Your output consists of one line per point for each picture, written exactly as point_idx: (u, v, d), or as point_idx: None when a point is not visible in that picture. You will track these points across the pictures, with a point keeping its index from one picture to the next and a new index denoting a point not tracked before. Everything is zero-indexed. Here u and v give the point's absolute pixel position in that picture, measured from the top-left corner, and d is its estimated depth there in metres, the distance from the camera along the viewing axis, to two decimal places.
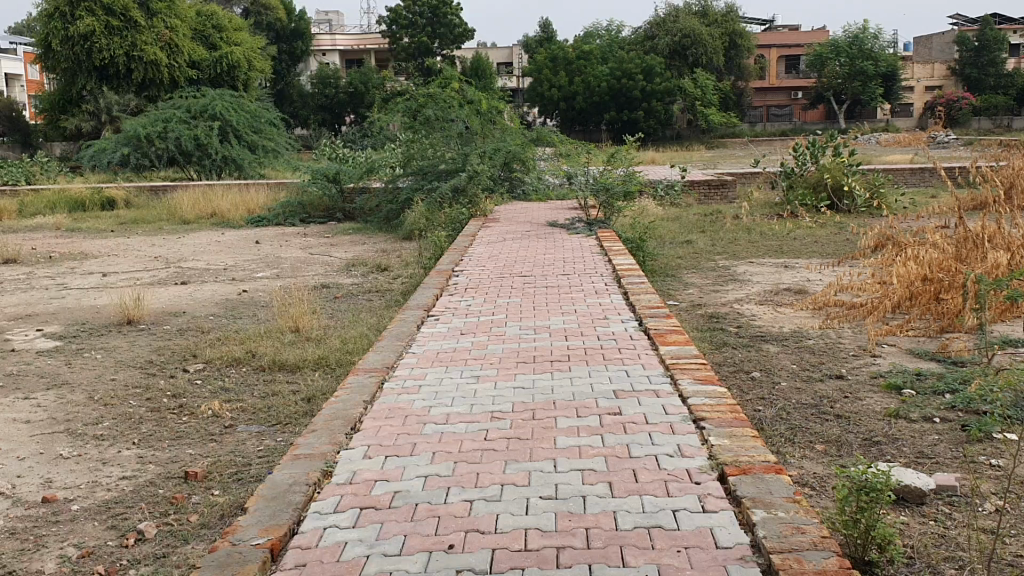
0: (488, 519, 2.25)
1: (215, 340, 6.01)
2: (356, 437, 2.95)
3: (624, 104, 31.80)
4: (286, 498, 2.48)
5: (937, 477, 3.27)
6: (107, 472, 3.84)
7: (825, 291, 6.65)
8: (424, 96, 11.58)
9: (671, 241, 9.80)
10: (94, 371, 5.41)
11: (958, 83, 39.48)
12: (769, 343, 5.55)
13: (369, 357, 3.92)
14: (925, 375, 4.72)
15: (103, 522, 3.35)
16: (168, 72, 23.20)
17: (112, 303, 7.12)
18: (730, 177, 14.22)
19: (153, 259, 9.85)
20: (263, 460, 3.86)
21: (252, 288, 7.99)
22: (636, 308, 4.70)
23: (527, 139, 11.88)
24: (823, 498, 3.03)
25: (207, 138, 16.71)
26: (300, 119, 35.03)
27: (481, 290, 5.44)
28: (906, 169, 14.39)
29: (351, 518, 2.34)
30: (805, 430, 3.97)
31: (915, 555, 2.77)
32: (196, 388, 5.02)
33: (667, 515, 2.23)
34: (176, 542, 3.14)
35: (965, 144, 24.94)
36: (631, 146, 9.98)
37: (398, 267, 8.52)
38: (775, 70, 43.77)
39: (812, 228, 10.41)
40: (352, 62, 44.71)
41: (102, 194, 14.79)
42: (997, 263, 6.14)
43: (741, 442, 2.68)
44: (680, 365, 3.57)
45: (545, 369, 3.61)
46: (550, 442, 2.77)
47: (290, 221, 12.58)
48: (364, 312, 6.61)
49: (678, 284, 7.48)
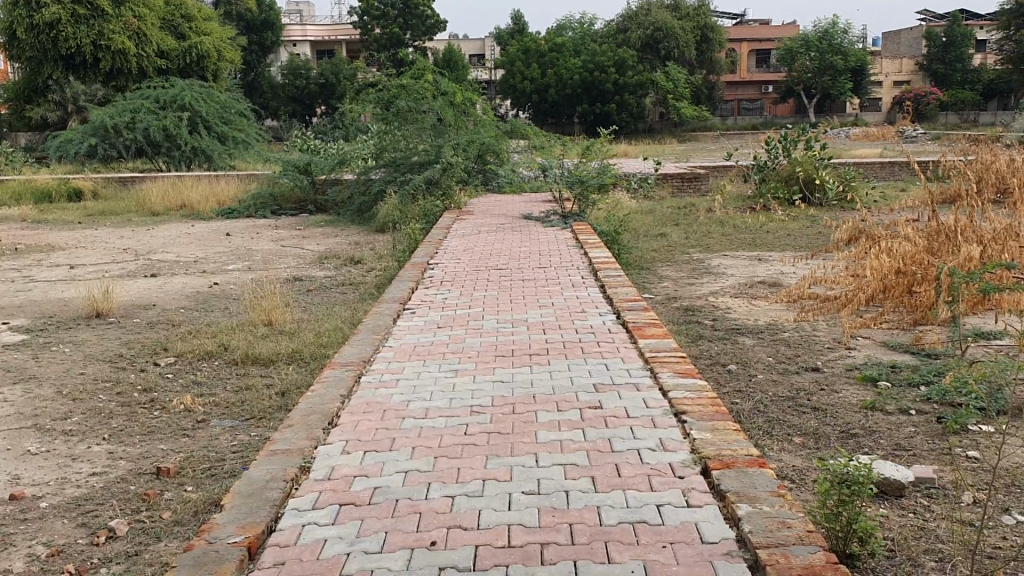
0: (470, 516, 2.21)
1: (186, 333, 5.92)
2: (334, 432, 2.90)
3: (596, 96, 31.84)
4: (263, 495, 2.43)
5: (915, 469, 3.28)
6: (77, 468, 3.76)
7: (800, 283, 6.67)
8: (397, 87, 11.50)
9: (646, 234, 9.81)
10: (62, 365, 5.32)
11: (925, 78, 39.90)
12: (745, 336, 5.55)
13: (345, 351, 3.87)
14: (900, 368, 4.74)
15: (73, 520, 3.28)
16: (137, 62, 22.88)
17: (80, 296, 7.01)
18: (703, 171, 14.27)
19: (121, 251, 9.71)
20: (237, 456, 3.81)
21: (223, 281, 7.89)
22: (613, 301, 4.67)
23: (501, 130, 11.83)
24: (804, 492, 3.03)
25: (175, 129, 16.52)
26: (270, 110, 34.77)
27: (457, 283, 5.39)
28: (876, 163, 14.50)
29: (329, 516, 2.29)
30: (783, 423, 3.97)
31: (896, 548, 2.76)
32: (167, 382, 4.94)
33: (652, 510, 2.20)
34: (149, 540, 3.09)
35: (933, 138, 25.19)
36: (605, 138, 9.97)
37: (371, 259, 8.45)
38: (746, 64, 44.09)
39: (785, 221, 10.45)
40: (323, 53, 44.39)
41: (69, 185, 14.56)
42: (970, 256, 6.19)
43: (724, 436, 2.66)
44: (658, 359, 3.55)
45: (523, 363, 3.57)
46: (530, 436, 2.74)
47: (261, 213, 12.47)
48: (338, 305, 6.55)
49: (653, 277, 7.48)
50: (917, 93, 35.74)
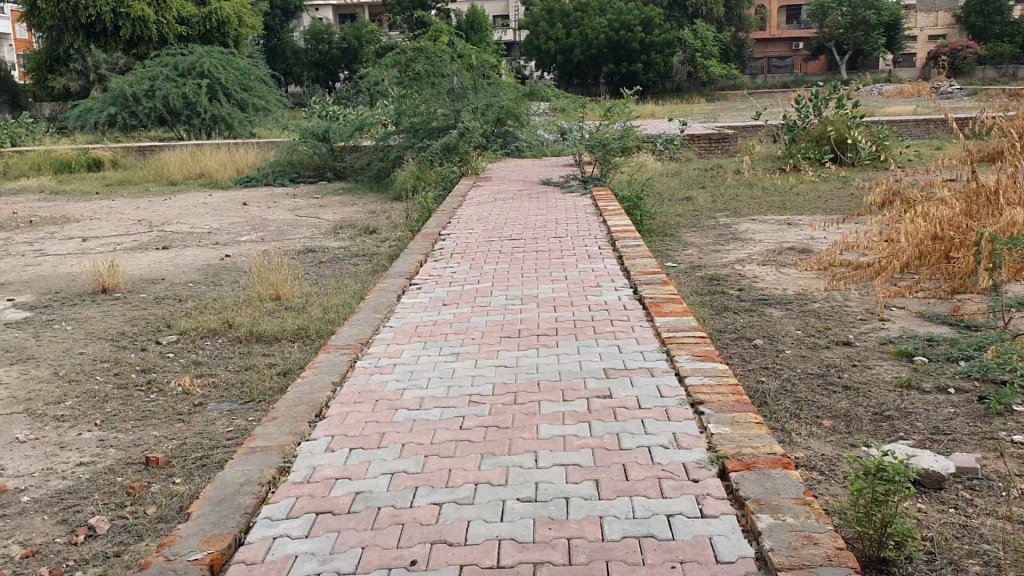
0: (457, 528, 1.98)
1: (192, 309, 5.74)
2: (321, 427, 2.68)
3: (622, 56, 31.38)
4: (235, 500, 2.21)
5: (957, 458, 3.03)
6: (64, 458, 3.57)
7: (830, 250, 6.35)
8: (413, 50, 11.28)
9: (670, 198, 9.51)
10: (63, 345, 5.14)
11: (960, 32, 38.85)
12: (772, 307, 5.29)
13: (343, 332, 3.65)
14: (937, 341, 4.46)
15: (53, 517, 3.08)
16: (157, 29, 22.59)
17: (87, 270, 6.83)
18: (731, 131, 13.87)
19: (136, 222, 9.56)
20: (231, 444, 3.59)
21: (235, 253, 7.70)
22: (630, 274, 4.41)
23: (521, 93, 11.50)
24: (834, 485, 2.79)
25: (195, 96, 16.22)
26: (293, 77, 34.58)
27: (468, 255, 5.16)
28: (910, 121, 14.03)
29: (303, 526, 2.07)
30: (812, 404, 3.71)
31: (936, 550, 2.50)
32: (168, 362, 4.74)
33: (661, 522, 1.96)
34: (130, 540, 2.87)
35: (968, 94, 24.51)
36: (629, 99, 9.60)
37: (387, 229, 8.22)
38: (775, 21, 43.21)
39: (815, 183, 10.11)
40: (345, 17, 43.99)
41: (88, 154, 14.41)
42: (1014, 220, 5.85)
43: (745, 431, 2.41)
44: (676, 340, 3.29)
45: (530, 345, 3.33)
46: (532, 431, 2.50)
47: (279, 181, 12.25)
48: (350, 278, 6.33)
49: (677, 244, 7.19)
50: (952, 48, 34.87)
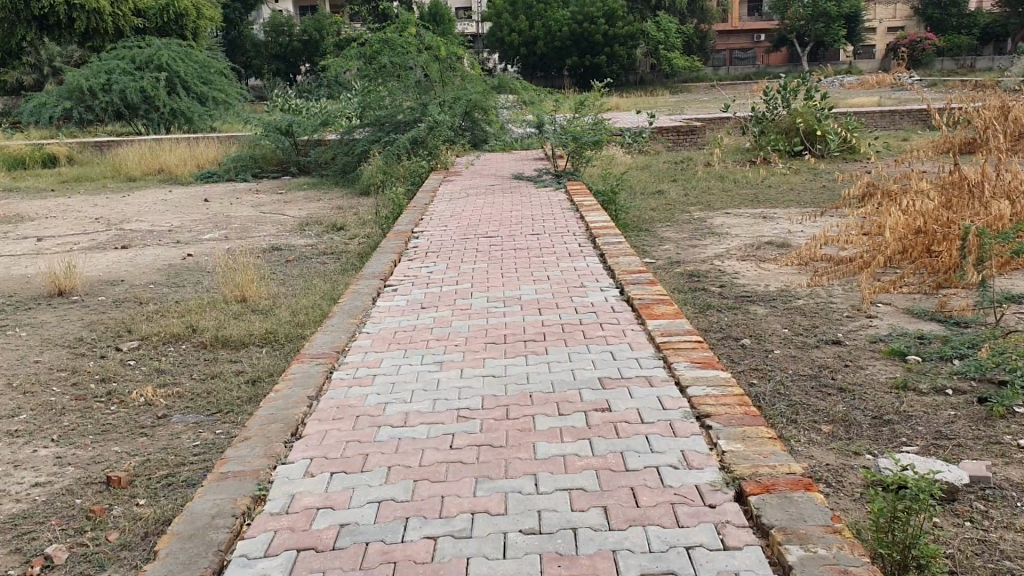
0: (456, 567, 1.79)
1: (153, 312, 5.48)
2: (297, 448, 2.47)
3: (585, 49, 31.30)
4: (207, 536, 2.00)
5: (969, 468, 2.88)
6: (17, 478, 3.32)
7: (810, 244, 6.21)
8: (379, 42, 11.06)
9: (643, 191, 9.37)
10: (16, 353, 4.86)
11: (918, 24, 39.18)
12: (757, 304, 5.14)
13: (316, 340, 3.44)
14: (929, 339, 4.32)
15: (6, 546, 2.84)
16: (112, 22, 22.10)
17: (42, 271, 6.53)
18: (699, 123, 13.76)
19: (94, 220, 9.23)
20: (199, 460, 3.37)
21: (197, 252, 7.42)
22: (615, 273, 4.25)
23: (488, 85, 11.28)
24: (846, 501, 2.63)
25: (153, 90, 15.80)
26: (253, 69, 34.10)
27: (443, 254, 4.96)
28: (876, 113, 13.99)
29: (284, 566, 1.87)
30: (808, 408, 3.55)
31: (959, 569, 2.36)
32: (129, 371, 4.49)
33: (680, 556, 1.79)
34: (90, 571, 2.64)
35: (929, 85, 24.59)
36: (600, 91, 9.39)
37: (355, 225, 8.00)
38: (738, 14, 43.24)
39: (787, 175, 10.00)
40: (306, 9, 43.16)
41: (42, 150, 13.99)
42: (1000, 214, 5.71)
43: (759, 448, 2.24)
44: (671, 345, 3.12)
45: (518, 353, 3.14)
46: (528, 450, 2.32)
47: (241, 176, 11.94)
48: (318, 278, 6.09)
49: (653, 239, 7.04)
50: (911, 40, 35.05)
